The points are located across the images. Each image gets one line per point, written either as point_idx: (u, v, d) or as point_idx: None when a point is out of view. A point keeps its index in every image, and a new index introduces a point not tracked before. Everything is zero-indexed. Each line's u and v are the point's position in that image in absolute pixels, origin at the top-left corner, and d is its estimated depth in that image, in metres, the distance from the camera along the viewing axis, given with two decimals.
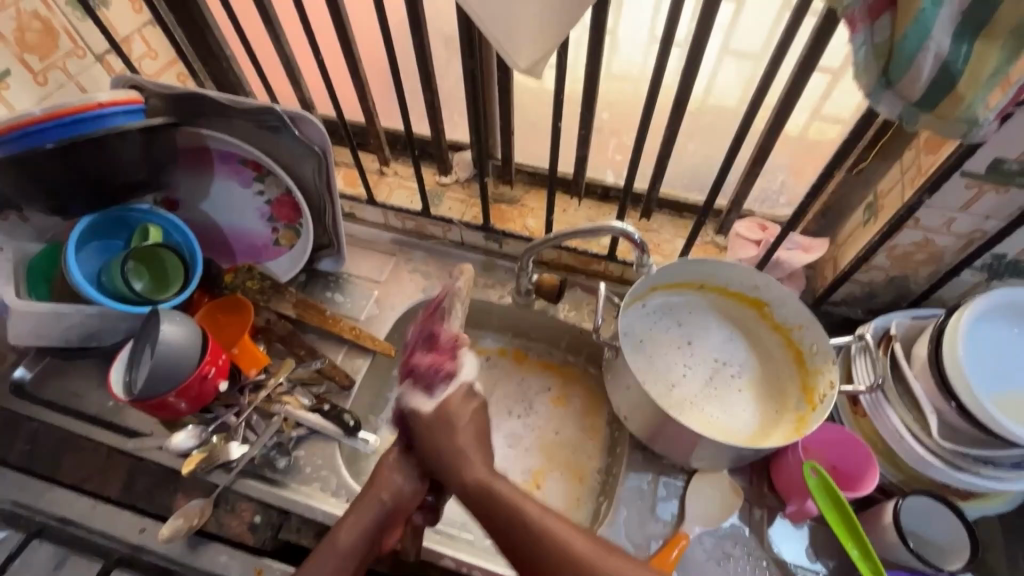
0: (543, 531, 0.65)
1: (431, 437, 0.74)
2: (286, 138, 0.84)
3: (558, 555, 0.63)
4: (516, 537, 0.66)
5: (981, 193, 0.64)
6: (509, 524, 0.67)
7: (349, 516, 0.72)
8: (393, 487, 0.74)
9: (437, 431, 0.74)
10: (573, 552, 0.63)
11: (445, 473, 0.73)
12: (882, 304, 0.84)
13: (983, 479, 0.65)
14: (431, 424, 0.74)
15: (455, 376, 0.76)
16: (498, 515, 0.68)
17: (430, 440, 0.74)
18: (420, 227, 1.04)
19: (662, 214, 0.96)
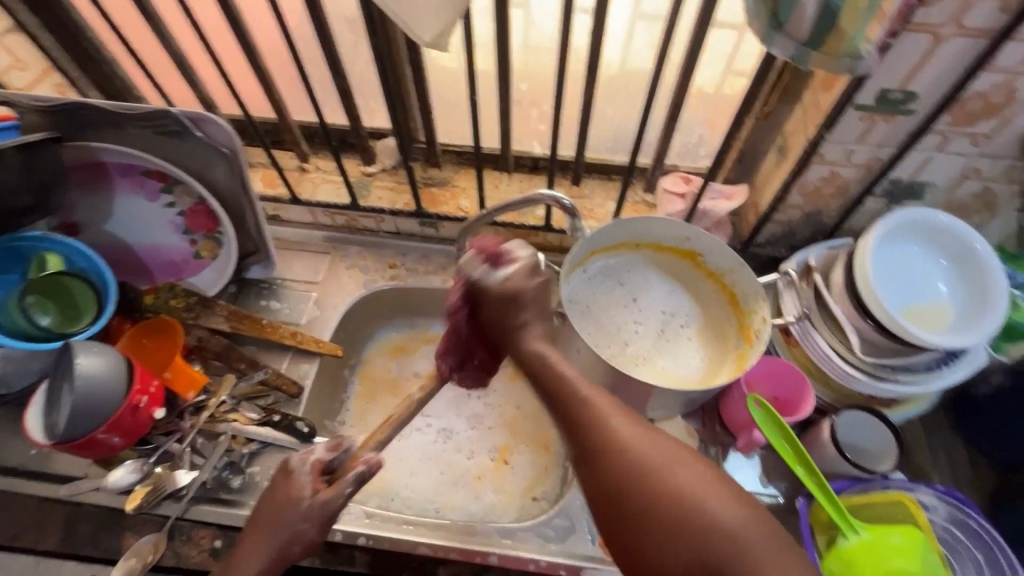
0: (601, 426, 0.51)
1: (493, 306, 0.60)
2: (189, 142, 0.79)
3: (601, 439, 0.50)
4: (571, 428, 0.52)
5: (873, 124, 0.69)
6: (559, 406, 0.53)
7: (251, 539, 0.62)
8: (301, 525, 0.61)
9: (507, 300, 0.59)
10: (621, 443, 0.49)
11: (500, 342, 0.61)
12: (801, 240, 0.89)
13: (904, 385, 0.71)
14: (496, 303, 0.60)
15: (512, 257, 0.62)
16: (560, 401, 0.54)
17: (497, 310, 0.60)
18: (351, 222, 1.01)
19: (592, 179, 0.98)
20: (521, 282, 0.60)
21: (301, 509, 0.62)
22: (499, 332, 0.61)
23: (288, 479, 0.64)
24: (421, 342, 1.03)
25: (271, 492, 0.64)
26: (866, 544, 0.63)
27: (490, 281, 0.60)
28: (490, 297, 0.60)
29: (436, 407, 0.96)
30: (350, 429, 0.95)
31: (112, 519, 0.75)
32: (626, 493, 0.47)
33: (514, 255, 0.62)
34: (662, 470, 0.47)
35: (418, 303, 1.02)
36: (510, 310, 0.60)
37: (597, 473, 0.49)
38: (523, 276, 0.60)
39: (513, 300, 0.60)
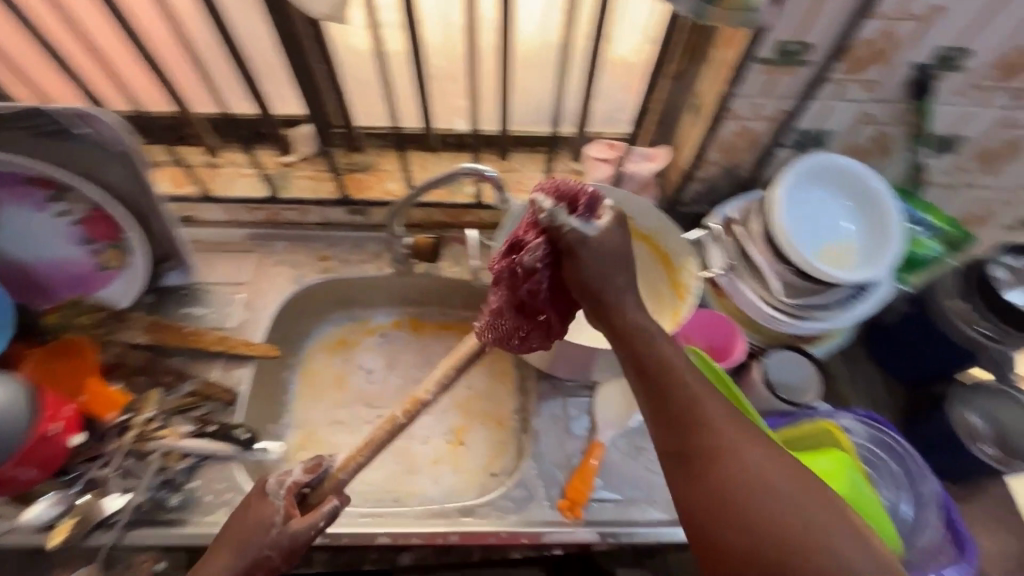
0: (723, 439, 0.50)
1: (591, 264, 0.52)
2: (75, 142, 0.72)
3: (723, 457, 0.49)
4: (681, 421, 0.52)
5: (776, 76, 0.72)
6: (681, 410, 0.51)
7: (218, 551, 0.60)
8: (269, 551, 0.59)
9: (609, 263, 0.52)
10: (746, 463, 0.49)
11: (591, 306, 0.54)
12: (723, 195, 0.92)
13: (823, 322, 0.77)
14: (604, 259, 0.52)
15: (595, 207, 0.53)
16: (675, 394, 0.52)
17: (598, 274, 0.52)
18: (274, 216, 0.95)
19: (520, 152, 0.97)
20: (623, 239, 0.53)
21: (270, 537, 0.59)
22: (590, 297, 0.53)
23: (261, 499, 0.62)
24: (363, 333, 1.00)
25: (243, 509, 0.62)
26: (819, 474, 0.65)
27: (594, 232, 0.51)
28: (592, 252, 0.51)
29: (385, 398, 0.95)
30: (297, 431, 0.91)
31: (36, 556, 0.70)
32: (737, 507, 0.48)
33: (603, 202, 0.53)
34: (782, 494, 0.48)
35: (356, 295, 0.99)
36: (609, 277, 0.52)
37: (713, 485, 0.49)
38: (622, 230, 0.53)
39: (617, 267, 0.53)
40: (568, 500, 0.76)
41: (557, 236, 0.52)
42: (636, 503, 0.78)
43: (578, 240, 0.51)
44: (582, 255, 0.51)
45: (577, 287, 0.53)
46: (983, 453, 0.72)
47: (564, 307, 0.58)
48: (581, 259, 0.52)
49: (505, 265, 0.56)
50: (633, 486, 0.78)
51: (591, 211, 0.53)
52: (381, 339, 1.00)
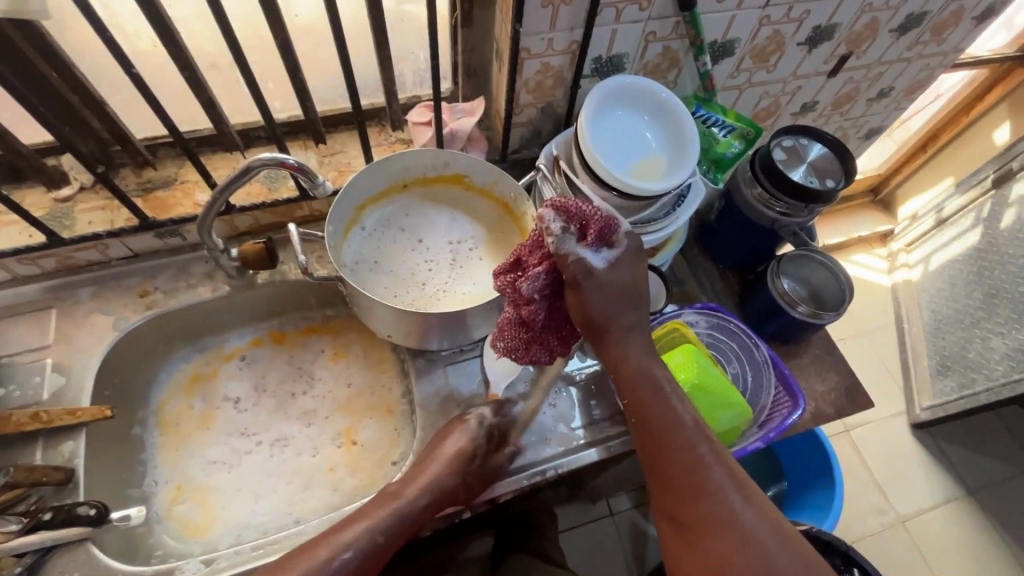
0: (718, 499, 0.59)
1: (593, 295, 0.64)
2: None
3: (720, 519, 0.58)
4: (680, 480, 0.61)
5: (556, 9, 0.72)
6: (681, 468, 0.61)
7: (420, 471, 0.70)
8: (469, 476, 0.71)
9: (609, 298, 0.65)
10: (738, 524, 0.57)
11: (596, 339, 0.67)
12: (549, 134, 0.94)
13: (654, 233, 0.81)
14: (608, 288, 0.65)
15: (602, 243, 0.64)
16: (677, 458, 0.62)
17: (601, 308, 0.65)
18: (66, 261, 0.82)
19: (338, 132, 0.92)
20: (624, 273, 0.66)
21: (474, 465, 0.71)
22: (595, 331, 0.67)
23: (459, 429, 0.74)
24: (220, 362, 0.92)
25: (441, 440, 0.74)
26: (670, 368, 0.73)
27: (599, 264, 0.64)
28: (594, 283, 0.64)
29: (260, 421, 0.88)
30: (168, 484, 0.82)
31: None
32: (725, 563, 0.56)
33: (614, 230, 0.65)
34: (769, 554, 0.56)
35: (200, 324, 0.90)
36: (609, 310, 0.66)
37: (705, 541, 0.58)
38: (623, 261, 0.66)
39: (619, 304, 0.66)
40: None
41: (565, 261, 0.63)
42: (532, 446, 0.80)
43: (581, 267, 0.63)
44: (586, 285, 0.63)
45: (583, 315, 0.66)
46: (799, 313, 0.82)
47: (561, 321, 0.71)
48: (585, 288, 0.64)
49: (509, 282, 0.67)
50: (526, 432, 0.80)
51: (602, 240, 0.64)
52: (242, 363, 0.92)
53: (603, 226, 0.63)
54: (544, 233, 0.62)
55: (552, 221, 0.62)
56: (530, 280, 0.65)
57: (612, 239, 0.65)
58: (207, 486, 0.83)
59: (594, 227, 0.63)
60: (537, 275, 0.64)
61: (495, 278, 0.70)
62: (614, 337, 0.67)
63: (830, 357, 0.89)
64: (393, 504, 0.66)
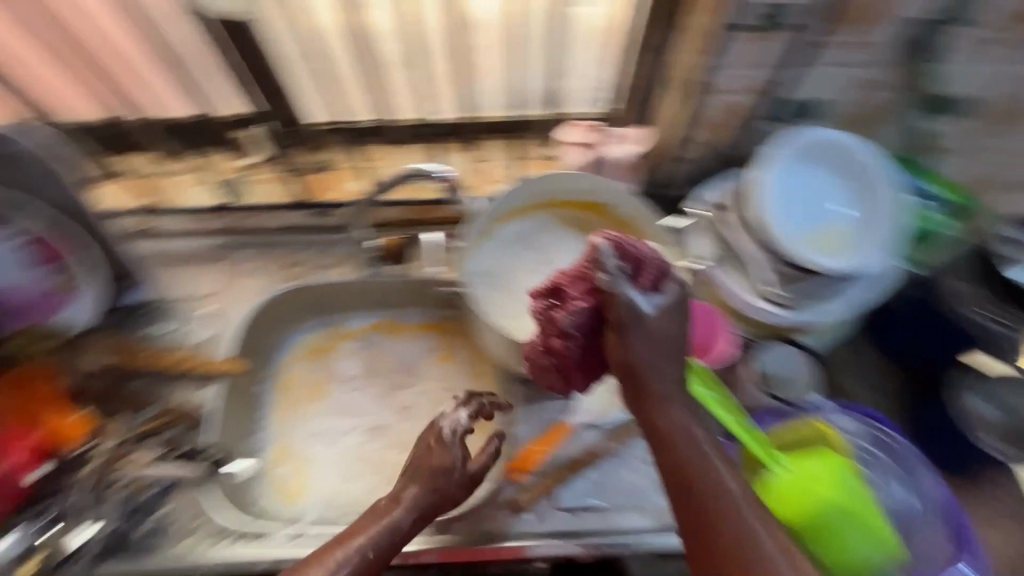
0: None
1: (639, 344, 0.57)
2: (13, 162, 0.68)
3: None
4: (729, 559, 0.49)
5: (753, 46, 0.66)
6: (729, 543, 0.49)
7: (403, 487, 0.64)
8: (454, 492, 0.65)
9: (654, 343, 0.57)
10: None
11: (632, 386, 0.58)
12: (705, 172, 0.86)
13: (813, 309, 0.74)
14: (653, 332, 0.57)
15: (652, 288, 0.58)
16: (726, 531, 0.50)
17: (644, 356, 0.57)
18: (236, 223, 0.92)
19: (493, 139, 0.91)
20: (675, 322, 0.58)
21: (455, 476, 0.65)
22: (633, 380, 0.58)
23: (435, 439, 0.67)
24: (339, 340, 0.95)
25: (420, 452, 0.67)
26: (693, 367, 0.67)
27: (651, 310, 0.56)
28: (641, 329, 0.57)
29: (362, 405, 0.91)
30: (275, 444, 0.88)
31: None
32: None
33: (670, 277, 0.58)
34: None
35: (329, 302, 0.94)
36: (654, 359, 0.57)
37: None
38: (676, 309, 0.58)
39: (665, 352, 0.58)
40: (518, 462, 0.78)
41: (611, 302, 0.57)
42: (620, 510, 0.74)
43: (629, 312, 0.56)
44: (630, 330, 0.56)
45: (619, 360, 0.58)
46: (987, 444, 0.72)
47: (594, 364, 0.65)
48: (626, 331, 0.57)
49: (546, 310, 0.63)
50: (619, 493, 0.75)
51: (654, 284, 0.58)
52: (360, 344, 0.95)
53: (655, 270, 0.58)
54: (596, 268, 0.58)
55: (606, 255, 0.57)
56: (566, 312, 0.61)
57: (664, 287, 0.58)
58: (308, 454, 0.87)
59: (642, 268, 0.58)
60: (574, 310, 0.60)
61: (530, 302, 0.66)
62: (654, 384, 0.57)
63: (1006, 499, 0.72)
64: (390, 527, 0.59)
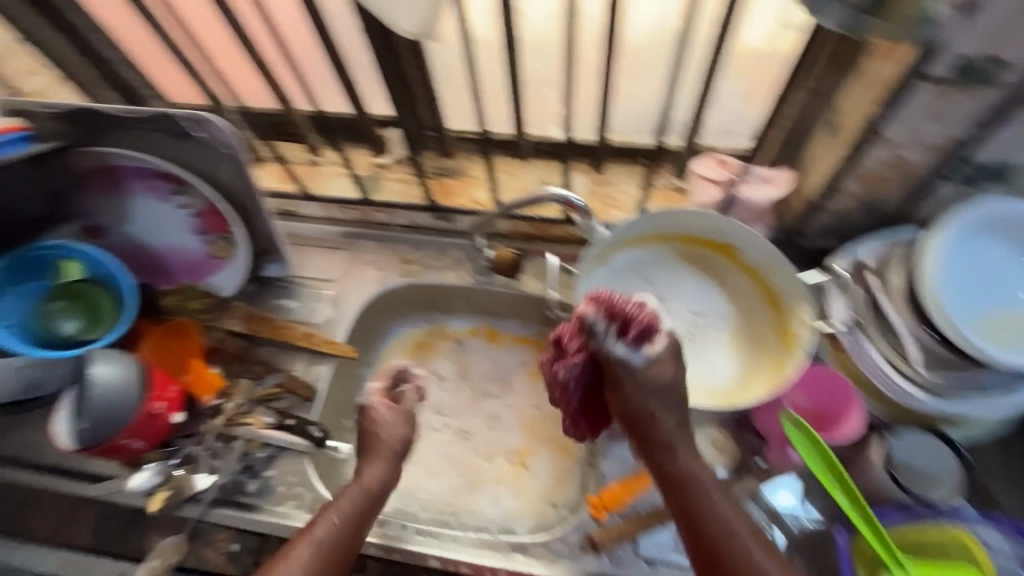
0: None
1: (636, 394, 0.62)
2: (194, 143, 0.77)
3: None
4: None
5: (947, 99, 0.58)
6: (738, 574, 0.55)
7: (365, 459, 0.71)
8: (395, 436, 0.73)
9: (653, 394, 0.62)
10: None
11: (637, 434, 0.63)
12: (855, 228, 0.78)
13: (967, 405, 0.65)
14: (645, 384, 0.62)
15: (641, 339, 0.62)
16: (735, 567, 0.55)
17: (643, 406, 0.62)
18: (364, 215, 0.98)
19: (618, 164, 0.89)
20: (667, 368, 0.62)
21: (386, 420, 0.74)
22: (638, 429, 0.63)
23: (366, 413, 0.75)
24: (440, 339, 0.98)
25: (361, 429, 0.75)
26: (794, 425, 0.65)
27: (640, 362, 0.61)
28: (636, 382, 0.62)
29: (452, 408, 0.93)
30: None
31: (137, 519, 0.78)
32: None
33: (657, 328, 0.62)
34: None
35: (435, 301, 0.97)
36: (653, 409, 0.62)
37: None
38: (665, 357, 0.62)
39: (663, 398, 0.62)
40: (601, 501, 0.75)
41: (606, 360, 0.63)
42: None
43: (624, 367, 0.62)
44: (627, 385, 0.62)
45: (619, 410, 0.64)
46: None
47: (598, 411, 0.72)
48: (624, 385, 0.62)
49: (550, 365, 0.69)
50: None
51: (644, 337, 0.62)
52: (457, 346, 0.97)
53: (643, 324, 0.62)
54: (590, 333, 0.63)
55: (596, 322, 0.62)
56: (564, 371, 0.67)
57: (653, 337, 0.62)
58: None
59: (630, 325, 0.62)
60: (573, 368, 0.66)
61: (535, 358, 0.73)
62: (657, 431, 0.62)
63: None
64: (363, 487, 0.68)
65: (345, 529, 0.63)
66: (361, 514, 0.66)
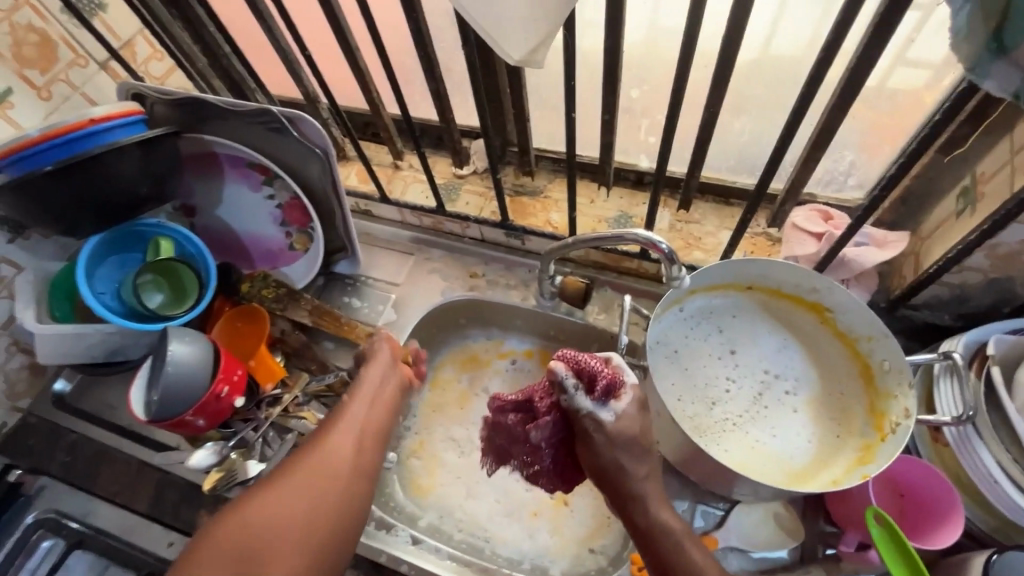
0: None
1: (607, 451, 0.58)
2: (288, 140, 0.79)
3: None
4: None
5: None
6: None
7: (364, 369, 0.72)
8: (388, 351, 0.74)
9: (619, 448, 0.58)
10: None
11: (603, 483, 0.60)
12: (976, 308, 0.69)
13: None
14: (617, 439, 0.58)
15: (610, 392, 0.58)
16: None
17: (613, 462, 0.58)
18: (437, 224, 0.98)
19: (705, 202, 0.85)
20: (636, 421, 0.59)
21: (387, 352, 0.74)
22: (608, 483, 0.59)
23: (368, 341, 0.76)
24: (495, 356, 0.96)
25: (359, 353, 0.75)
26: (887, 525, 0.57)
27: (609, 418, 0.57)
28: (606, 438, 0.58)
29: None
30: (413, 436, 0.92)
31: (192, 493, 0.82)
32: None
33: (623, 383, 0.59)
34: None
35: (496, 318, 0.95)
36: (623, 464, 0.58)
37: None
38: (633, 411, 0.59)
39: (632, 451, 0.58)
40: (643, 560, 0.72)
41: (575, 416, 0.59)
42: None
43: (593, 423, 0.58)
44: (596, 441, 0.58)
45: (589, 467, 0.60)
46: None
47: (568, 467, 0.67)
48: (593, 442, 0.58)
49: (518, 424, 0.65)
50: None
51: (610, 393, 0.58)
52: (511, 366, 0.95)
53: (609, 379, 0.58)
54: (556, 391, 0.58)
55: (563, 379, 0.57)
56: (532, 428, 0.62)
57: (623, 390, 0.58)
58: (439, 456, 0.90)
59: (596, 378, 0.58)
60: (542, 425, 0.61)
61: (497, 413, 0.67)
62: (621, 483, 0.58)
63: None
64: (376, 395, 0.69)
65: (363, 421, 0.66)
66: (374, 403, 0.68)
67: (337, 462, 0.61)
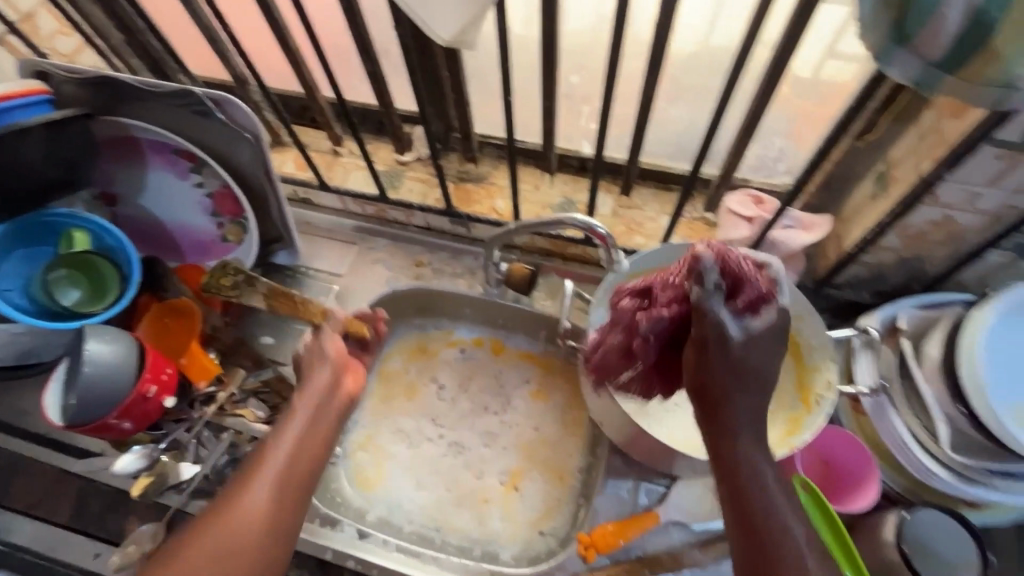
0: None
1: (721, 370, 0.46)
2: (213, 123, 0.75)
3: None
4: None
5: (1014, 164, 0.54)
6: None
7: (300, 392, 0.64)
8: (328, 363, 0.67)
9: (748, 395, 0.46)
10: None
11: (699, 406, 0.48)
12: (892, 286, 0.74)
13: (999, 492, 0.61)
14: (734, 358, 0.46)
15: (756, 308, 0.48)
16: None
17: (723, 386, 0.46)
18: (381, 212, 0.95)
19: (646, 187, 0.87)
20: (765, 351, 0.47)
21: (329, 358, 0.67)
22: (705, 409, 0.47)
23: (313, 348, 0.68)
24: (443, 345, 0.95)
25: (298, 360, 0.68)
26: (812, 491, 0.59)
27: (740, 335, 0.46)
28: (727, 358, 0.46)
29: (450, 420, 0.90)
30: (360, 430, 0.90)
31: (119, 500, 0.78)
32: None
33: (773, 301, 0.48)
34: None
35: (443, 307, 0.94)
36: (731, 391, 0.46)
37: None
38: (767, 342, 0.47)
39: (749, 383, 0.47)
40: (589, 540, 0.71)
41: (699, 316, 0.46)
42: None
43: (716, 332, 0.46)
44: (713, 355, 0.46)
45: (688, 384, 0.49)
46: None
47: (673, 375, 0.59)
48: (712, 353, 0.46)
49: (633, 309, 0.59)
50: None
51: (754, 304, 0.48)
52: (459, 354, 0.94)
53: (755, 293, 0.48)
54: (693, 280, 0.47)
55: (712, 266, 0.45)
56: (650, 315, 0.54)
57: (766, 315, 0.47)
58: (388, 449, 0.89)
59: (742, 285, 0.47)
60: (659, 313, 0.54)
61: (620, 299, 0.62)
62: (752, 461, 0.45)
63: None
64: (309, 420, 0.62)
65: (292, 459, 0.59)
66: (307, 429, 0.61)
67: (253, 517, 0.54)
